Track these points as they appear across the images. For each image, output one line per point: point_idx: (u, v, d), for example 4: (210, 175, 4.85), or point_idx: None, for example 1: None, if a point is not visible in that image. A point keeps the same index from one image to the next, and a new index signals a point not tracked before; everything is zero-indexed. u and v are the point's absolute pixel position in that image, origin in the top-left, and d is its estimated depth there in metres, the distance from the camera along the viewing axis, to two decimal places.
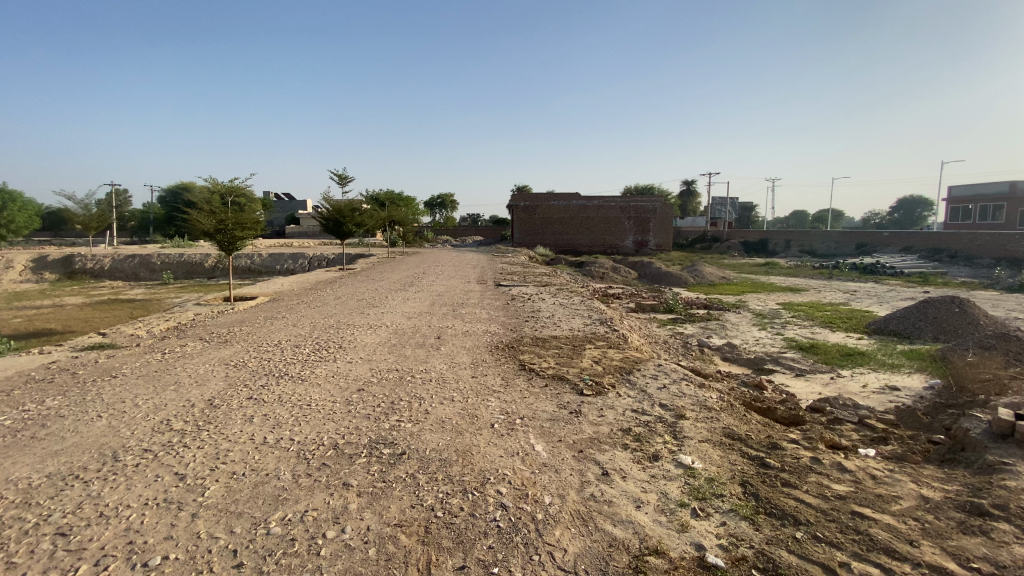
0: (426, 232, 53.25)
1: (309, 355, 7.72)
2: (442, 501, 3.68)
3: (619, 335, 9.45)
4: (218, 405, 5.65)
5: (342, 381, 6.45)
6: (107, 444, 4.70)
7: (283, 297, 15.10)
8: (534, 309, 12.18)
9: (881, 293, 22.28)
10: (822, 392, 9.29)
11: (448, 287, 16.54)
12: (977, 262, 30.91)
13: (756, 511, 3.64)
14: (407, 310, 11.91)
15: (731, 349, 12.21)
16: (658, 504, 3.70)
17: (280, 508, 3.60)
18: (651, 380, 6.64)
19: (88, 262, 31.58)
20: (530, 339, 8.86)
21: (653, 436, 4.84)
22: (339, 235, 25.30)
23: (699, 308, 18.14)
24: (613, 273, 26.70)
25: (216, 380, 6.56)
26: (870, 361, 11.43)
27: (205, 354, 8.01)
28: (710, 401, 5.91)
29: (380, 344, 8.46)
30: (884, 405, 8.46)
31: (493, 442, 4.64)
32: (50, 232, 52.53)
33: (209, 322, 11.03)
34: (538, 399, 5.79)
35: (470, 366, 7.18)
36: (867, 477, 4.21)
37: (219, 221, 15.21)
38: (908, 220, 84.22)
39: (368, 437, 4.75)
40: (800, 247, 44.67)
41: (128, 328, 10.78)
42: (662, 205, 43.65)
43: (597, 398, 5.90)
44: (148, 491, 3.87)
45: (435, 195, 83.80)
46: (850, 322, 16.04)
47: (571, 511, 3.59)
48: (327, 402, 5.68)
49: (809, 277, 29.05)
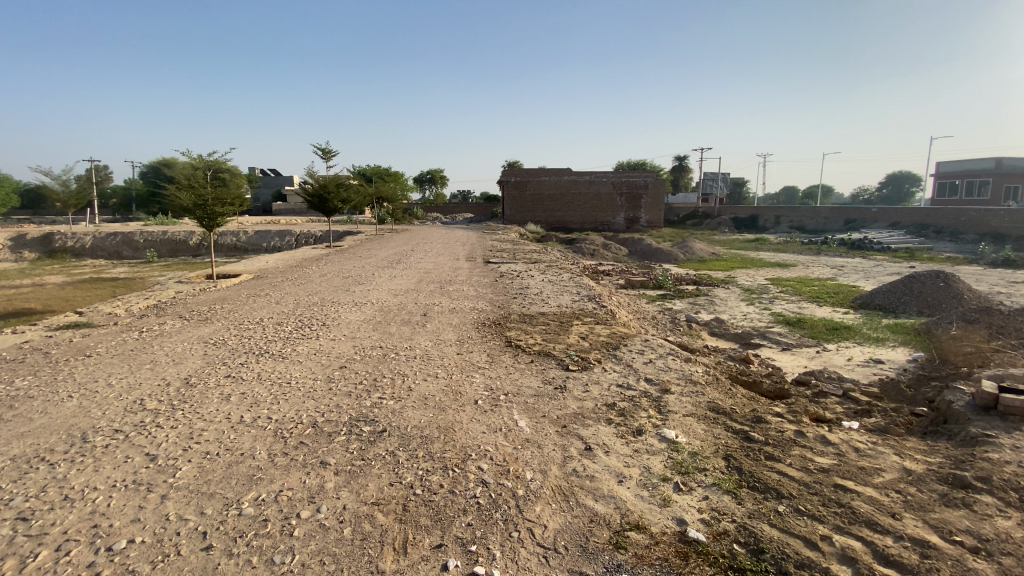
0: (416, 209, 52.61)
1: (291, 332, 7.56)
2: (421, 478, 3.59)
3: (607, 311, 9.37)
4: (193, 384, 5.50)
5: (324, 358, 6.32)
6: (76, 425, 4.56)
7: (267, 274, 14.82)
8: (523, 285, 12.06)
9: (868, 269, 22.39)
10: (808, 365, 9.35)
11: (436, 264, 16.33)
12: (962, 237, 31.18)
13: (739, 484, 3.61)
14: (394, 287, 11.72)
15: (719, 324, 12.24)
16: (641, 479, 3.66)
17: (254, 488, 3.51)
18: (638, 355, 6.59)
19: (68, 240, 30.89)
20: (517, 316, 8.77)
21: (637, 411, 4.79)
22: (325, 211, 24.82)
23: (688, 284, 18.13)
24: (603, 250, 26.56)
25: (194, 359, 6.39)
26: (856, 336, 11.50)
27: (184, 332, 7.83)
28: (697, 375, 5.86)
29: (365, 321, 8.32)
30: (868, 377, 8.54)
31: (477, 418, 4.56)
32: (29, 210, 51.24)
33: (190, 300, 10.79)
34: (523, 375, 5.71)
35: (456, 343, 7.07)
36: (850, 451, 4.20)
37: (199, 195, 14.73)
38: (896, 196, 84.53)
39: (349, 414, 4.66)
40: (790, 222, 44.73)
41: (106, 307, 10.52)
42: (653, 180, 43.44)
43: (583, 373, 5.84)
44: (116, 473, 3.75)
45: (424, 171, 82.40)
46: (837, 297, 16.14)
47: (552, 486, 3.53)
48: (308, 379, 5.56)
49: (797, 253, 29.18)
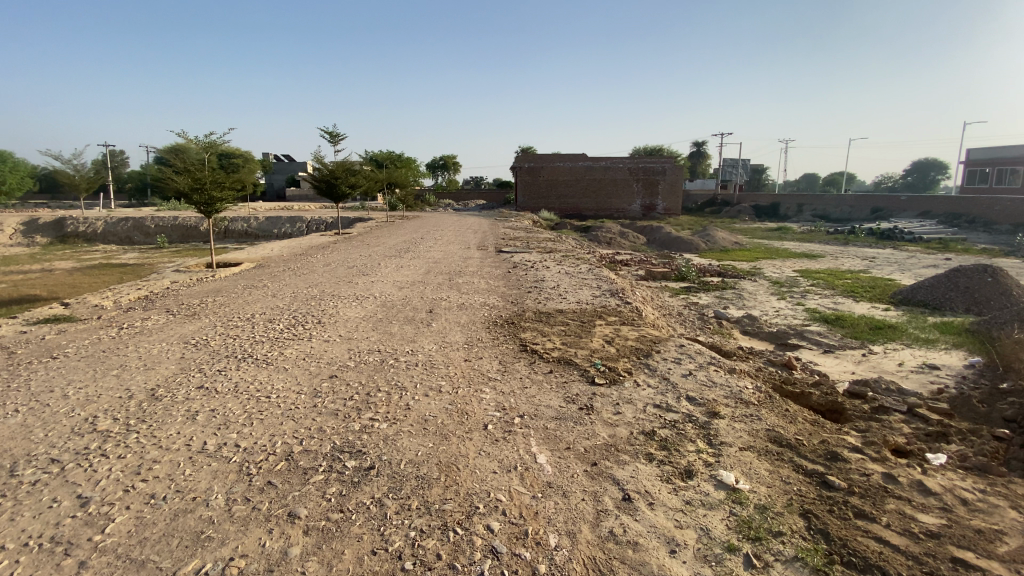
0: (428, 195, 51.70)
1: (281, 332, 6.78)
2: (412, 544, 2.78)
3: (633, 309, 8.45)
4: (160, 397, 4.74)
5: (313, 365, 5.51)
6: (10, 451, 3.80)
7: (269, 263, 14.09)
8: (538, 278, 11.20)
9: (902, 260, 21.09)
10: (856, 371, 8.40)
11: (446, 253, 15.49)
12: (996, 227, 29.60)
13: (830, 560, 2.76)
14: (400, 279, 10.91)
15: (750, 322, 11.25)
16: (699, 549, 2.80)
17: (198, 554, 2.71)
18: (674, 365, 5.69)
19: (80, 225, 30.64)
20: (533, 314, 7.93)
21: (683, 444, 3.93)
22: (333, 196, 24.02)
23: (711, 276, 17.05)
24: (620, 238, 25.47)
25: (168, 364, 5.62)
26: (902, 336, 10.44)
27: (166, 330, 7.09)
28: (748, 394, 4.95)
29: (364, 319, 7.50)
30: (925, 387, 7.58)
31: (485, 452, 3.72)
32: (48, 196, 51.63)
33: (183, 292, 10.08)
34: (541, 391, 4.84)
35: (464, 346, 6.23)
36: (956, 505, 3.31)
37: (196, 179, 13.97)
38: (922, 183, 81.49)
39: (332, 443, 3.85)
40: (813, 211, 43.03)
41: (94, 298, 9.84)
42: (671, 166, 41.96)
43: (612, 390, 4.97)
44: (35, 524, 2.98)
45: (437, 157, 81.22)
46: (872, 291, 15.00)
47: (583, 559, 2.70)
48: (291, 393, 4.76)
49: (824, 243, 27.82)
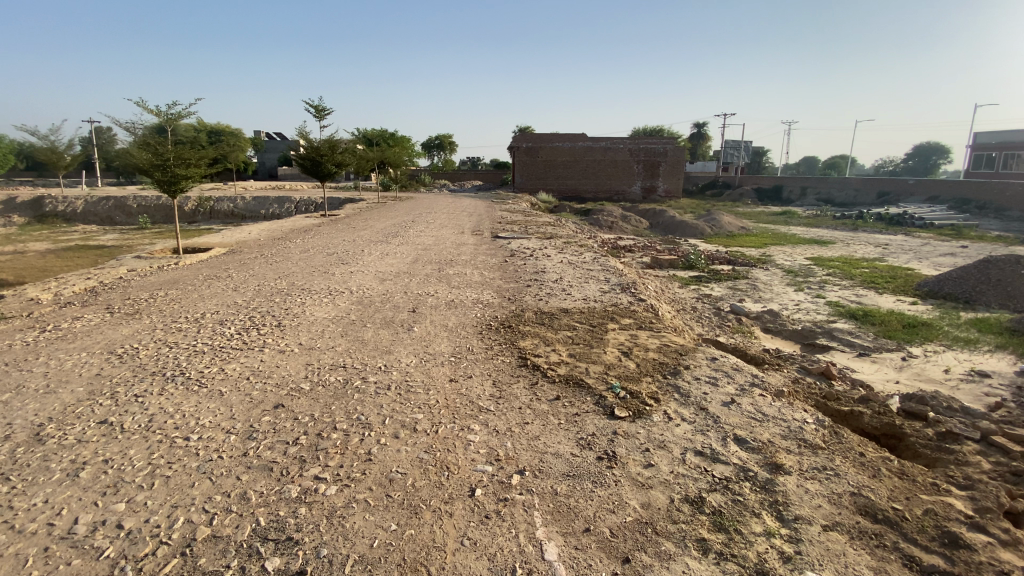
0: (422, 175, 50.01)
1: (229, 339, 5.60)
2: None
3: (648, 308, 7.29)
4: (44, 437, 3.54)
5: (257, 388, 4.36)
6: None
7: (243, 249, 12.84)
8: (538, 268, 10.04)
9: (917, 249, 19.92)
10: (899, 381, 7.35)
11: (437, 239, 14.30)
12: (1007, 215, 28.60)
13: None
14: (382, 269, 9.71)
15: (771, 317, 10.16)
16: None
17: None
18: (710, 387, 4.59)
19: (59, 205, 29.16)
20: (534, 314, 6.80)
21: (747, 524, 2.82)
22: (318, 176, 22.58)
23: (721, 265, 15.88)
24: (621, 222, 24.29)
25: (74, 385, 4.41)
26: (940, 336, 9.35)
27: (95, 334, 5.88)
28: (810, 433, 3.87)
29: (333, 322, 6.31)
30: (984, 403, 6.53)
31: (470, 540, 2.62)
32: (36, 172, 50.08)
33: (135, 283, 8.82)
34: (546, 432, 3.70)
35: (449, 361, 5.07)
36: None
37: (157, 154, 12.63)
38: (924, 167, 79.91)
39: (254, 523, 2.72)
40: (817, 194, 41.59)
41: (33, 288, 8.60)
42: (673, 147, 40.55)
43: (638, 427, 3.84)
44: None
45: (434, 136, 78.82)
46: (894, 283, 13.85)
47: None
48: (218, 433, 3.61)
49: (833, 229, 26.39)
